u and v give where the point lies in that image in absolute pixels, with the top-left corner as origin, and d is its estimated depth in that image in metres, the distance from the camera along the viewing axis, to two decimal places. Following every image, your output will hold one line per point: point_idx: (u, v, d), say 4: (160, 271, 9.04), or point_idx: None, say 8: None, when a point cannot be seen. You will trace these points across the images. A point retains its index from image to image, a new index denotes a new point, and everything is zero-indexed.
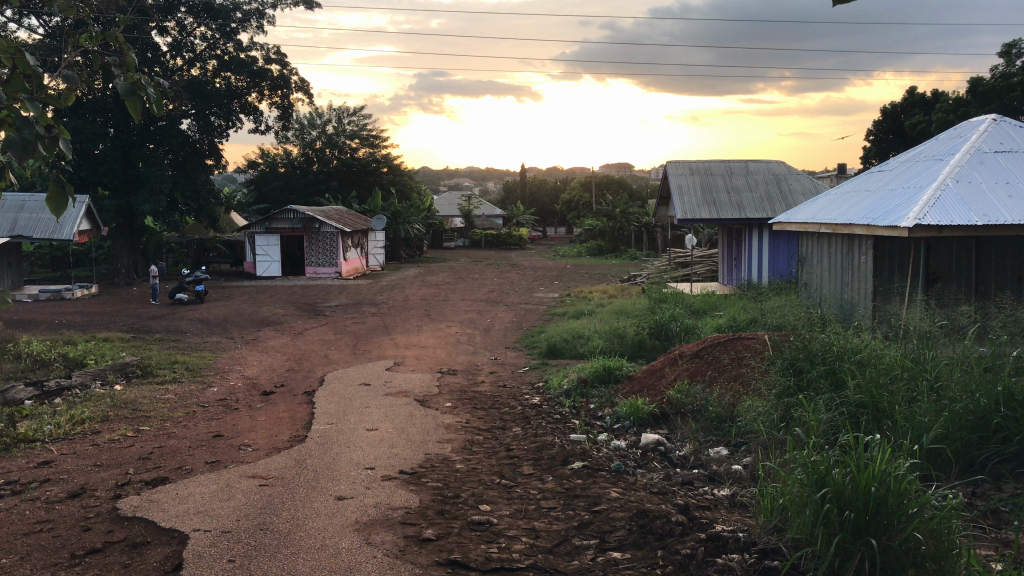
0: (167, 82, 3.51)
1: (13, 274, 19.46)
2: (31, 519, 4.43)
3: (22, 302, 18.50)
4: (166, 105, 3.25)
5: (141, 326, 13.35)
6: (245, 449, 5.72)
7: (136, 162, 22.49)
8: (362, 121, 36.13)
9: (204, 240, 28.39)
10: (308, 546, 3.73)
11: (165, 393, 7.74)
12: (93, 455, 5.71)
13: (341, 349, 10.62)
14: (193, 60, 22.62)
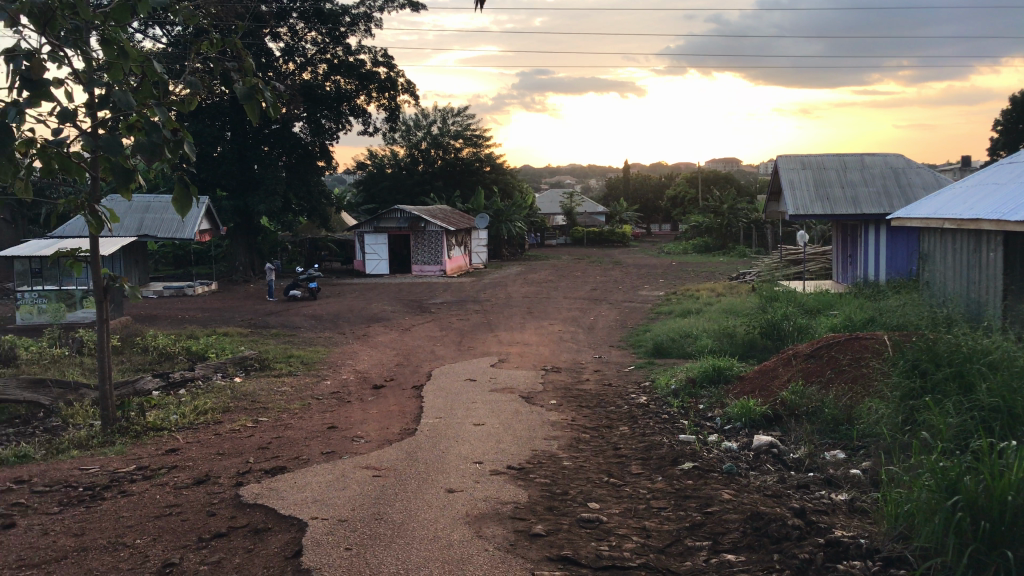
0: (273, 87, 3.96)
1: (141, 270, 20.04)
2: (161, 504, 4.69)
3: (149, 298, 19.55)
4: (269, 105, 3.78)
5: (257, 322, 13.87)
6: (357, 440, 5.88)
7: (252, 165, 23.42)
8: (466, 120, 36.55)
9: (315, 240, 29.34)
10: (421, 537, 3.81)
11: (281, 386, 8.04)
12: (216, 444, 5.98)
13: (447, 345, 10.74)
14: (304, 65, 23.25)
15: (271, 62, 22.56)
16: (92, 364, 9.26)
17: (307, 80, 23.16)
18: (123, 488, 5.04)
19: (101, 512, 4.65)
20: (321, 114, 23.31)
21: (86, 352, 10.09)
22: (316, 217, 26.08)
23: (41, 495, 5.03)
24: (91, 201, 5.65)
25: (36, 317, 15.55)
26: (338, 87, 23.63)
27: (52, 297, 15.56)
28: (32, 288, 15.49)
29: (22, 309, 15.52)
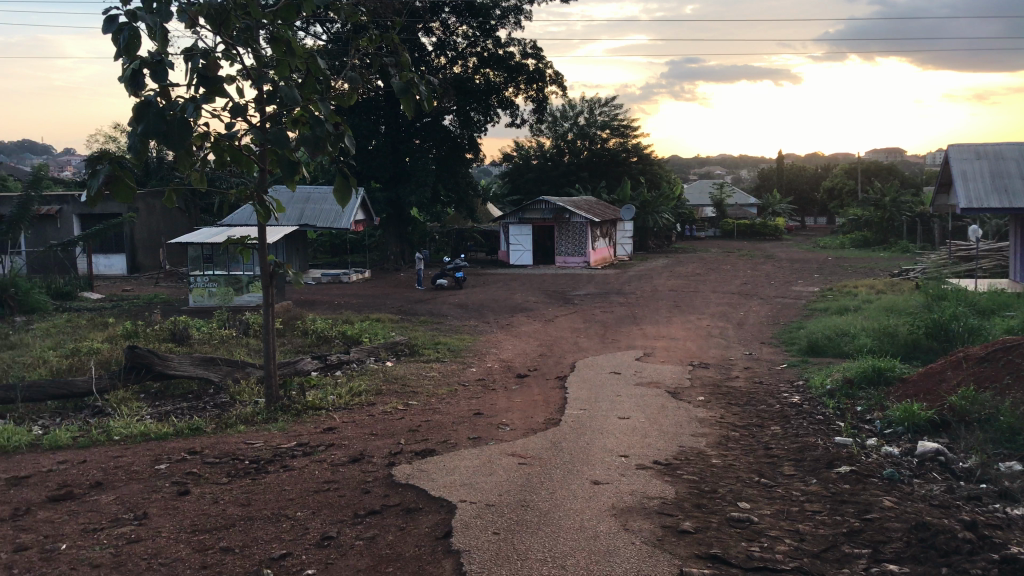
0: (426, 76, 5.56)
1: (302, 258, 20.78)
2: (320, 479, 4.96)
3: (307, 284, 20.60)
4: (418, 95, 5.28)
5: (407, 309, 14.35)
6: (503, 428, 5.97)
7: (404, 157, 24.18)
8: (613, 111, 36.32)
9: (462, 230, 30.01)
10: (567, 527, 3.85)
11: (429, 371, 8.29)
12: (369, 424, 6.23)
13: (591, 337, 10.74)
14: (455, 59, 23.74)
15: (424, 56, 23.25)
16: (257, 345, 9.85)
17: (457, 73, 23.68)
18: (285, 463, 5.34)
19: (266, 484, 4.96)
20: (469, 107, 23.94)
21: (251, 333, 10.74)
22: (463, 208, 26.67)
23: (212, 465, 5.40)
24: (258, 191, 5.99)
25: (206, 300, 16.66)
26: (487, 79, 23.98)
27: (221, 281, 16.65)
28: (203, 273, 16.62)
29: (195, 292, 16.64)
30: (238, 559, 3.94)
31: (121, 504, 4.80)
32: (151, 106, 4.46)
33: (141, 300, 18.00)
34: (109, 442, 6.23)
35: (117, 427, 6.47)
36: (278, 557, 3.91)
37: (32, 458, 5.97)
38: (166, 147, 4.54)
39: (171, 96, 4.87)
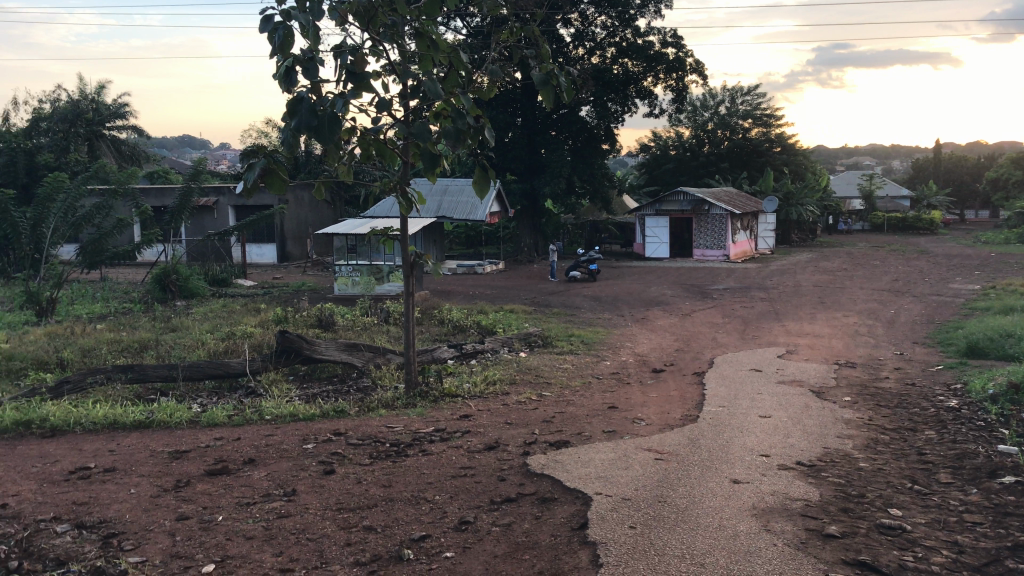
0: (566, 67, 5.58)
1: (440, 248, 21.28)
2: (457, 465, 5.07)
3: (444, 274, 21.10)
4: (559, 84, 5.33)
5: (541, 300, 14.45)
6: (638, 422, 5.92)
7: (540, 149, 24.32)
8: (755, 100, 35.27)
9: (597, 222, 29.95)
10: (706, 525, 3.78)
11: (563, 363, 8.33)
12: (505, 413, 6.31)
13: (729, 333, 10.48)
14: (593, 49, 23.80)
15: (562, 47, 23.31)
16: (397, 333, 10.18)
17: (596, 64, 23.62)
18: (424, 448, 5.49)
19: (407, 467, 5.12)
20: (607, 98, 23.67)
21: (392, 321, 11.09)
22: (599, 200, 26.62)
23: (355, 447, 5.62)
24: (401, 184, 6.15)
25: (350, 288, 17.29)
26: (626, 69, 23.78)
27: (364, 271, 17.26)
28: (347, 263, 17.28)
29: (339, 281, 17.31)
30: (380, 539, 4.08)
31: (272, 480, 5.07)
32: (302, 101, 4.63)
33: (290, 287, 18.93)
34: (261, 421, 6.59)
35: (268, 407, 6.84)
36: (418, 538, 4.03)
37: (193, 433, 6.40)
38: (316, 141, 4.73)
39: (321, 91, 5.04)
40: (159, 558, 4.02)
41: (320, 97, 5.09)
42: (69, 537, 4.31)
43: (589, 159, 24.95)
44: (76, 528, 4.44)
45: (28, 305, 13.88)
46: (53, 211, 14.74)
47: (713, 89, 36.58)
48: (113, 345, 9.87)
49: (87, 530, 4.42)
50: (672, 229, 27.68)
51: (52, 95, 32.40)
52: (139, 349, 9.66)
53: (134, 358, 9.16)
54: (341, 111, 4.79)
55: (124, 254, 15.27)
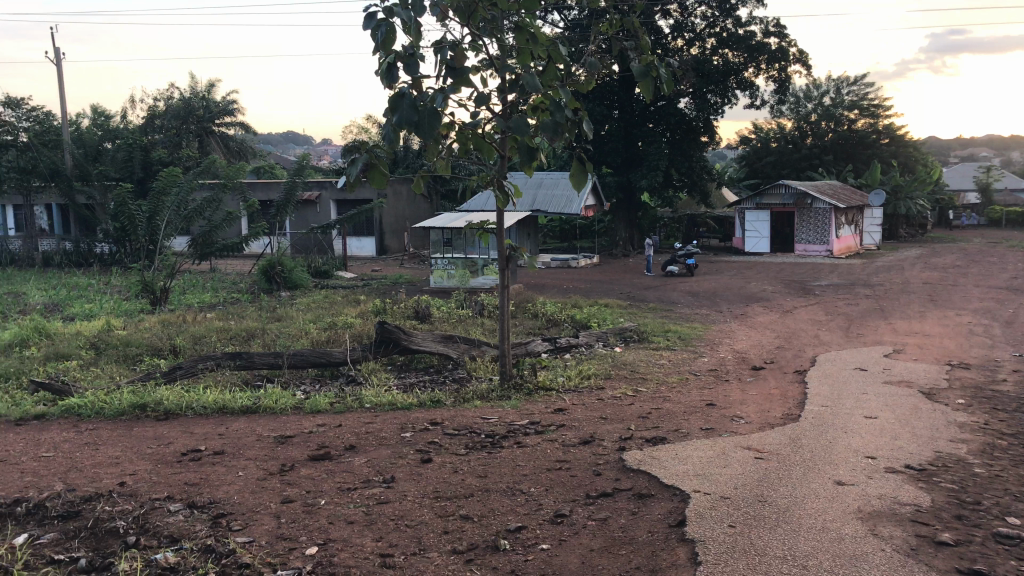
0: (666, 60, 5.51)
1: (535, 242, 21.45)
2: (552, 458, 5.08)
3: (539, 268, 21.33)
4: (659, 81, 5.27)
5: (637, 295, 14.33)
6: (737, 420, 5.81)
7: (637, 142, 24.31)
8: (862, 90, 34.05)
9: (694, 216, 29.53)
10: (810, 526, 3.68)
11: (660, 358, 8.25)
12: (599, 408, 6.29)
13: (832, 331, 10.16)
14: (692, 40, 23.42)
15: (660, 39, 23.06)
16: (492, 325, 10.28)
17: (695, 55, 23.29)
18: (519, 440, 5.52)
19: (502, 458, 5.15)
20: (707, 89, 23.38)
21: (486, 314, 11.19)
22: (697, 193, 26.24)
23: (451, 437, 5.69)
24: (498, 177, 6.18)
25: (446, 281, 17.57)
26: (726, 60, 23.36)
27: (459, 264, 17.47)
28: (443, 256, 17.55)
29: (436, 273, 17.61)
30: (477, 528, 4.13)
31: (371, 467, 5.19)
32: (404, 97, 4.67)
33: (387, 279, 19.36)
34: (361, 409, 6.76)
35: (368, 396, 7.02)
36: (514, 529, 4.06)
37: (296, 419, 6.62)
38: (417, 136, 4.77)
39: (422, 86, 5.08)
40: (266, 539, 4.16)
41: (421, 91, 5.13)
42: (182, 515, 4.51)
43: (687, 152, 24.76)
44: (188, 507, 4.65)
45: (145, 293, 14.60)
46: (168, 204, 15.47)
47: (818, 79, 35.61)
48: (222, 333, 10.29)
49: (198, 509, 4.62)
50: (773, 223, 27.05)
51: (167, 93, 33.98)
52: (246, 338, 10.05)
53: (241, 345, 9.54)
54: (441, 106, 4.81)
55: (232, 245, 15.88)
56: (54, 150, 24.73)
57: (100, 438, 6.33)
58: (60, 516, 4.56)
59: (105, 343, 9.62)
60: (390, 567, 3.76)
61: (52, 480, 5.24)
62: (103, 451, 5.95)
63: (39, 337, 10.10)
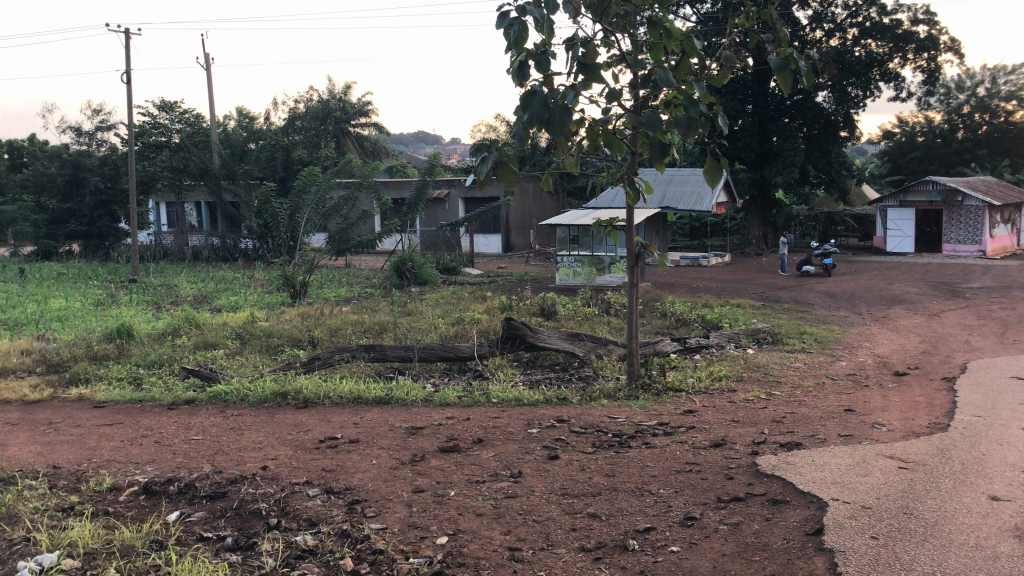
0: (806, 51, 5.30)
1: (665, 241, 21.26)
2: (681, 459, 5.00)
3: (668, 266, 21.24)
4: (802, 72, 5.05)
5: (770, 296, 13.92)
6: (879, 427, 5.54)
7: (772, 137, 24.02)
8: (1020, 80, 31.87)
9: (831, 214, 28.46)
10: (961, 542, 3.48)
11: (794, 361, 7.99)
12: (730, 411, 6.14)
13: (985, 336, 9.55)
14: (833, 31, 22.66)
15: (798, 31, 22.49)
16: (619, 324, 10.21)
17: (835, 46, 22.55)
18: (647, 440, 5.45)
19: (630, 458, 5.10)
20: (848, 82, 22.50)
21: (613, 313, 11.11)
22: (835, 190, 25.24)
23: (579, 435, 5.68)
24: (628, 173, 6.09)
25: (572, 278, 17.55)
26: (869, 51, 22.44)
27: (585, 261, 17.46)
28: (569, 253, 17.56)
29: (561, 271, 17.64)
30: (605, 527, 4.10)
31: (499, 461, 5.24)
32: (536, 95, 4.63)
33: (514, 276, 19.56)
34: (488, 403, 6.85)
35: (495, 391, 7.10)
36: (643, 530, 4.01)
37: (427, 410, 6.78)
38: (547, 133, 4.71)
39: (553, 83, 5.02)
40: (398, 527, 4.28)
41: (551, 89, 5.08)
42: (320, 500, 4.69)
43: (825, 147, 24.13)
44: (326, 493, 4.83)
45: (285, 287, 15.30)
46: (308, 202, 16.15)
47: (972, 69, 33.78)
48: (356, 326, 10.66)
49: (334, 494, 4.80)
50: (919, 221, 25.73)
51: (306, 96, 35.53)
52: (379, 331, 10.38)
53: (375, 338, 9.85)
54: (572, 103, 4.75)
55: (366, 242, 16.41)
56: (204, 151, 26.28)
57: (246, 423, 6.69)
58: (208, 496, 4.82)
59: (249, 333, 10.14)
60: (518, 561, 3.79)
61: (201, 462, 5.56)
62: (248, 435, 6.26)
63: (190, 326, 10.74)
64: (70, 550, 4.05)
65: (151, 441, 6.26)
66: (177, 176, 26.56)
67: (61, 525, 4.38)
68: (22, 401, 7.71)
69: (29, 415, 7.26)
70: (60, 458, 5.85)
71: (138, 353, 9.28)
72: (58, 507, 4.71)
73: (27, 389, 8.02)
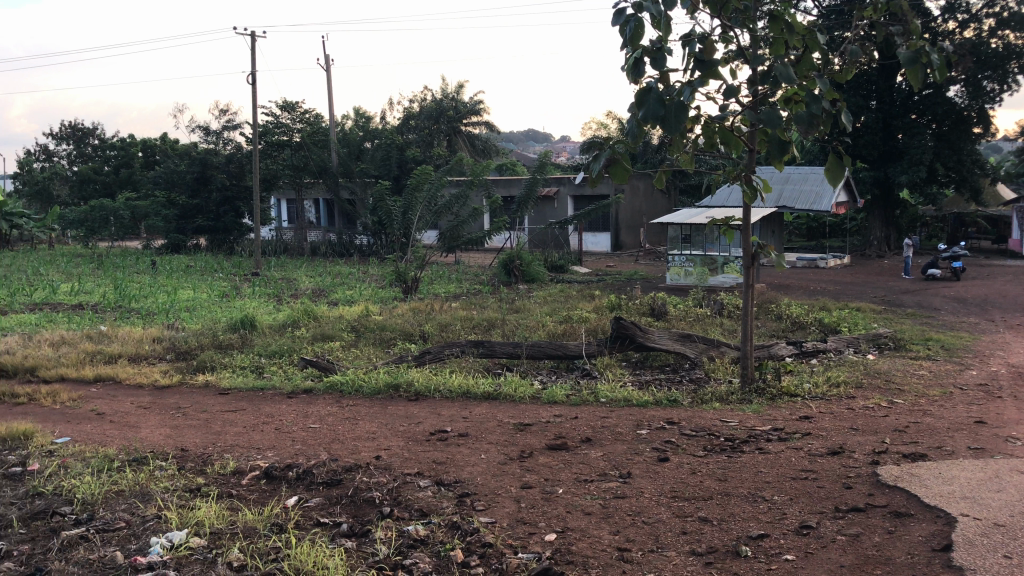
0: (939, 44, 5.03)
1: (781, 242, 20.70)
2: (796, 466, 4.85)
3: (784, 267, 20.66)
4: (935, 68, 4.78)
5: (893, 300, 13.35)
6: (1013, 441, 5.23)
7: (897, 133, 23.18)
8: None
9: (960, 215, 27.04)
10: None
11: (919, 369, 7.64)
12: (849, 418, 5.92)
13: None
14: (966, 22, 21.56)
15: (928, 23, 21.49)
16: (732, 325, 10.01)
17: (969, 38, 21.51)
18: (761, 446, 5.32)
19: (743, 463, 4.99)
20: (982, 75, 21.67)
21: (726, 314, 10.89)
22: (967, 190, 23.96)
23: (689, 437, 5.60)
24: (745, 172, 5.92)
25: (683, 278, 17.33)
26: (1006, 43, 21.38)
27: (698, 261, 17.18)
28: (681, 252, 17.34)
29: (672, 270, 17.43)
30: (716, 532, 4.02)
31: (609, 461, 5.22)
32: (651, 91, 4.53)
33: (622, 275, 19.44)
34: (597, 402, 6.84)
35: (604, 390, 7.07)
36: (756, 537, 3.92)
37: (536, 407, 6.82)
38: (663, 130, 4.60)
39: (667, 79, 4.89)
40: (507, 521, 4.32)
41: (666, 84, 4.96)
42: (430, 491, 4.78)
43: (957, 144, 22.98)
44: (436, 484, 4.92)
45: (398, 282, 15.67)
46: (421, 200, 16.45)
47: None
48: (465, 322, 10.82)
49: (444, 486, 4.89)
50: None
51: (420, 95, 36.29)
52: (487, 326, 10.51)
53: (484, 334, 9.98)
54: (688, 99, 4.62)
55: (476, 238, 16.63)
56: (322, 149, 27.19)
57: (360, 413, 6.89)
58: (324, 483, 4.99)
59: (363, 326, 10.44)
60: (627, 562, 3.76)
61: (318, 449, 5.76)
62: (363, 425, 6.45)
63: (309, 318, 11.14)
64: (197, 528, 4.27)
65: (271, 427, 6.53)
66: (297, 174, 27.60)
67: (189, 504, 4.62)
68: (153, 386, 8.18)
69: (159, 399, 7.70)
70: (187, 441, 6.17)
71: (260, 343, 9.69)
72: (186, 488, 4.97)
73: (159, 374, 8.51)
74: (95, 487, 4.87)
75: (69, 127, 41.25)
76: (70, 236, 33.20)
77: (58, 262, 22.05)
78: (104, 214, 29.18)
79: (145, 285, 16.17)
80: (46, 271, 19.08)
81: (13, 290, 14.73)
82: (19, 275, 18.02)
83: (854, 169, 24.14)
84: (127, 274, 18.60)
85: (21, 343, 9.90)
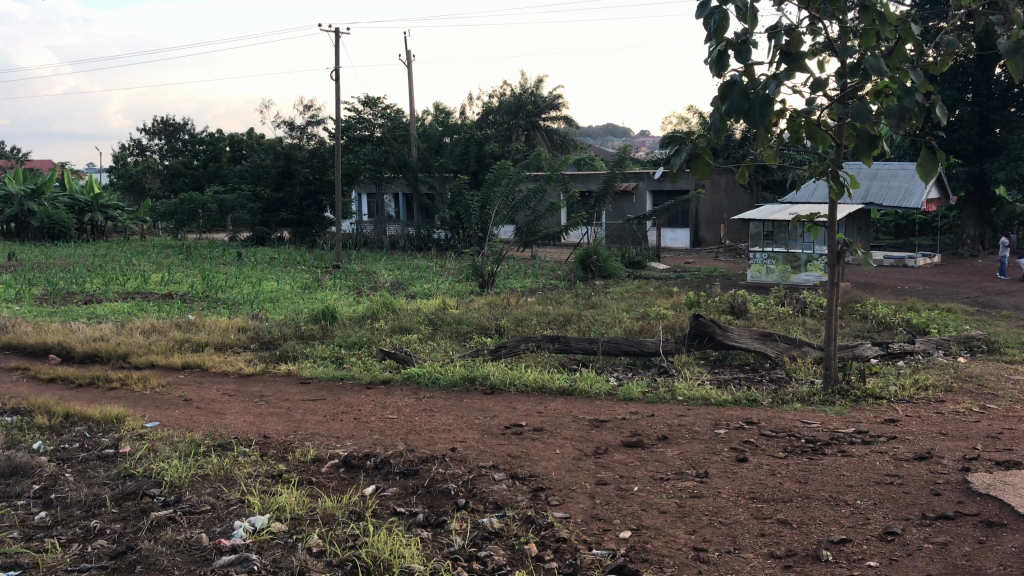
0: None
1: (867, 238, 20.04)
2: (881, 470, 4.71)
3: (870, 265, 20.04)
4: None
5: (985, 301, 12.87)
6: None
7: (995, 128, 22.29)
8: None
9: None
10: None
11: (1014, 373, 7.32)
12: (938, 423, 5.70)
13: None
14: None
15: None
16: (815, 324, 9.78)
17: None
18: (844, 448, 5.17)
19: (824, 466, 4.86)
20: None
21: (809, 313, 10.65)
22: None
23: (769, 438, 5.49)
24: (832, 167, 5.73)
25: (764, 276, 16.96)
26: None
27: (780, 258, 16.82)
28: (763, 250, 16.97)
29: (754, 268, 17.07)
30: (796, 535, 3.93)
31: (685, 460, 5.15)
32: (735, 85, 4.41)
33: (702, 272, 19.17)
34: (674, 400, 6.76)
35: (681, 388, 6.99)
36: (838, 541, 3.82)
37: (612, 403, 6.80)
38: (746, 124, 4.48)
39: (752, 71, 4.77)
40: (581, 517, 4.31)
41: (750, 77, 4.84)
42: (505, 485, 4.81)
43: None
44: (511, 478, 4.95)
45: (475, 276, 15.78)
46: (498, 194, 16.51)
47: None
48: (541, 317, 10.84)
49: (519, 480, 4.91)
50: None
51: (500, 90, 36.45)
52: (564, 322, 10.50)
53: (560, 329, 9.99)
54: (774, 93, 4.47)
55: (553, 234, 16.63)
56: (402, 144, 27.58)
57: (436, 405, 6.98)
58: (401, 472, 5.06)
59: (441, 319, 10.55)
60: (704, 562, 3.71)
61: (396, 440, 5.85)
62: (439, 417, 6.53)
63: (388, 310, 11.32)
64: (279, 514, 4.39)
65: (350, 417, 6.66)
66: (378, 168, 28.07)
67: (271, 491, 4.74)
68: (238, 374, 8.45)
69: (243, 387, 7.95)
70: (269, 429, 6.34)
71: (340, 335, 9.88)
72: (268, 474, 5.12)
73: (243, 362, 8.78)
74: (182, 471, 5.05)
75: (162, 122, 42.70)
76: (160, 228, 34.42)
77: (149, 252, 22.92)
78: (193, 206, 30.20)
79: (231, 276, 16.69)
80: (138, 262, 19.88)
81: (109, 280, 15.38)
82: (112, 265, 18.79)
83: (947, 164, 23.26)
84: (214, 266, 19.21)
85: (114, 330, 10.32)
